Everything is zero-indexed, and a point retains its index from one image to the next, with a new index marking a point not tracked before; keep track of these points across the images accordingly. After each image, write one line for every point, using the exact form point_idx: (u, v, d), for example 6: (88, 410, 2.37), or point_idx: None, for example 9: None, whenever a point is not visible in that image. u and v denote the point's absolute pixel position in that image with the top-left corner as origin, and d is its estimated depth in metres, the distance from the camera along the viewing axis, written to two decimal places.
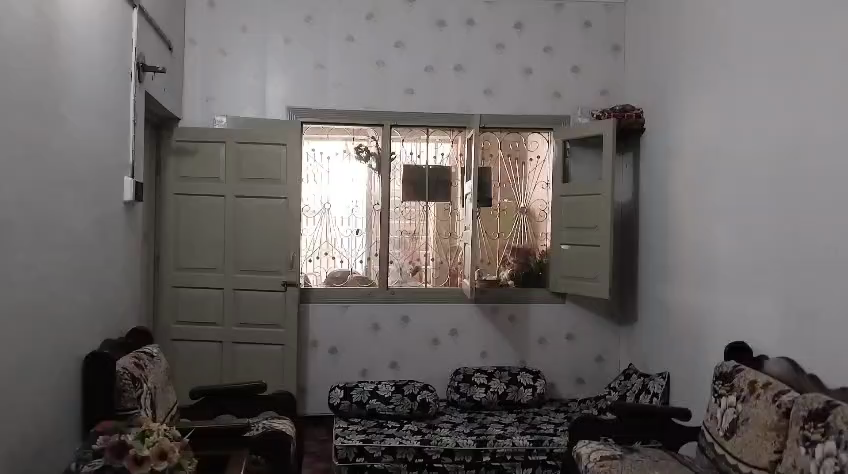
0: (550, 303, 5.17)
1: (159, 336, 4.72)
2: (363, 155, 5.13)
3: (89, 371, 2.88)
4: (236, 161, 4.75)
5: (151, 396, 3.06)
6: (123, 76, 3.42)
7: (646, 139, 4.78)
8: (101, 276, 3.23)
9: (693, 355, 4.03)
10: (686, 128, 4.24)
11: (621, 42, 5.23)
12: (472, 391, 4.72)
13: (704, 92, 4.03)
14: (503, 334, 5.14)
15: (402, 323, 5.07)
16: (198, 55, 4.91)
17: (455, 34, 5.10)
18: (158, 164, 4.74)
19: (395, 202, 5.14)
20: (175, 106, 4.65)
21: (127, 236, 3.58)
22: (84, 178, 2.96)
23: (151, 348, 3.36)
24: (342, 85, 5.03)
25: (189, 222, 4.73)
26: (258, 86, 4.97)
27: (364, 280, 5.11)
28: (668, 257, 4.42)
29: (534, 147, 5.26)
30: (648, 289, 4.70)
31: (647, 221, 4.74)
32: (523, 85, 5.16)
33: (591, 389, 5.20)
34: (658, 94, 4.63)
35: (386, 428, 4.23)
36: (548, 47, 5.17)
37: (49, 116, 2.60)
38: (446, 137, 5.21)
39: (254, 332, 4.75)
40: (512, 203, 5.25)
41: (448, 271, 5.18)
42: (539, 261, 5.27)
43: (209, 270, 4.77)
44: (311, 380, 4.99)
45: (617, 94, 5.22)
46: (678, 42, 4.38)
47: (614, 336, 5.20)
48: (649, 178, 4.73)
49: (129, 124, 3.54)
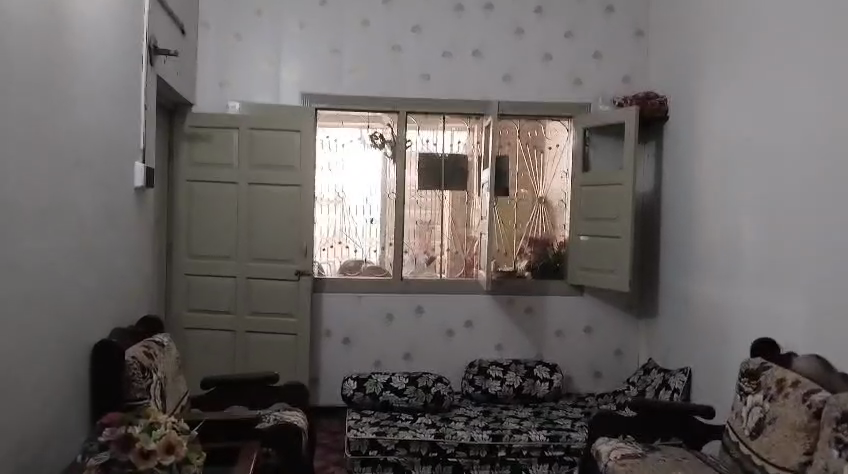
0: (568, 295, 5.06)
1: (171, 324, 4.67)
2: (378, 142, 5.03)
3: (99, 361, 2.83)
4: (250, 147, 4.68)
5: (161, 386, 3.01)
6: (133, 59, 3.34)
7: (669, 127, 4.65)
8: (111, 264, 3.16)
9: (717, 350, 3.91)
10: (712, 117, 4.11)
11: (645, 28, 5.08)
12: (488, 384, 4.63)
13: (731, 79, 3.89)
14: (519, 326, 5.04)
15: (416, 314, 4.98)
16: (212, 40, 4.82)
17: (473, 19, 4.98)
18: (171, 149, 4.67)
19: (411, 191, 5.05)
20: (188, 91, 4.57)
21: (137, 223, 3.51)
22: (93, 162, 2.89)
23: (162, 337, 3.30)
24: (357, 70, 4.93)
25: (202, 209, 4.68)
26: (272, 71, 4.88)
27: (378, 270, 5.03)
28: (691, 250, 4.30)
29: (553, 135, 5.14)
30: (670, 282, 4.57)
31: (670, 212, 4.61)
32: (542, 72, 5.04)
33: (609, 384, 5.09)
34: (683, 81, 4.49)
35: (400, 420, 4.16)
36: (568, 32, 5.03)
37: (56, 100, 2.53)
38: (462, 125, 5.10)
39: (266, 321, 4.68)
40: (530, 192, 5.14)
41: (464, 262, 5.09)
42: (557, 252, 5.16)
43: (221, 257, 4.70)
44: (323, 371, 4.92)
45: (640, 80, 5.08)
46: (705, 26, 4.23)
47: (634, 329, 5.08)
48: (672, 168, 4.59)
49: (140, 108, 3.46)
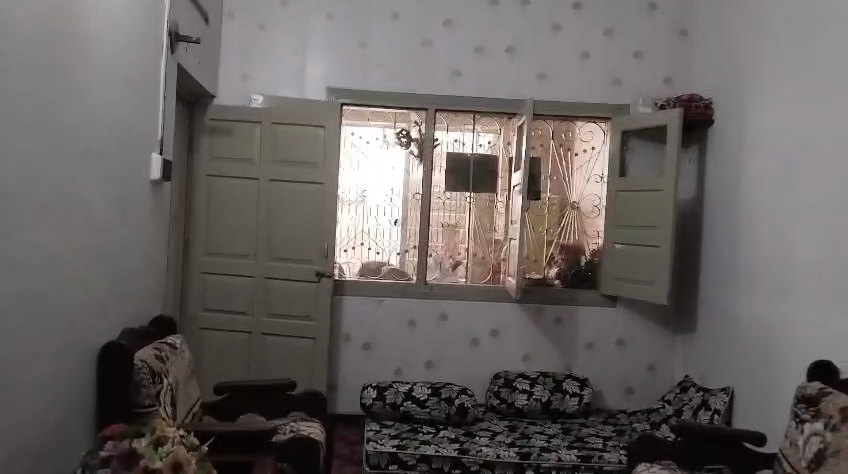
0: (599, 305, 4.82)
1: (185, 324, 4.50)
2: (403, 140, 4.82)
3: (105, 364, 2.64)
4: (272, 142, 4.49)
5: (171, 392, 2.83)
6: (152, 44, 3.16)
7: (715, 131, 4.39)
8: (122, 261, 2.98)
9: (766, 371, 3.64)
10: (762, 120, 3.85)
11: (689, 26, 4.82)
12: (514, 397, 4.42)
13: (786, 80, 3.63)
14: (547, 337, 4.80)
15: (440, 321, 4.77)
16: (236, 29, 4.65)
17: (508, 14, 4.76)
18: (191, 142, 4.50)
19: (438, 192, 4.83)
20: (209, 82, 4.39)
21: (152, 217, 3.33)
22: (104, 153, 2.71)
23: (175, 339, 3.12)
24: (385, 65, 4.73)
25: (222, 206, 4.50)
26: (297, 63, 4.69)
27: (400, 274, 4.81)
28: (736, 263, 4.04)
29: (588, 137, 4.91)
30: (711, 295, 4.32)
31: (713, 221, 4.36)
32: (579, 71, 4.80)
33: (642, 400, 4.83)
34: (729, 84, 4.24)
35: (421, 433, 3.95)
36: (608, 29, 4.80)
37: (64, 80, 2.35)
38: (492, 125, 4.87)
39: (284, 324, 4.49)
40: (562, 198, 4.91)
41: (490, 267, 4.86)
42: (589, 261, 4.92)
43: (239, 256, 4.52)
44: (342, 377, 4.72)
45: (682, 82, 4.83)
46: (755, 24, 3.97)
47: (668, 344, 4.83)
48: (717, 174, 4.34)
49: (158, 98, 3.28)
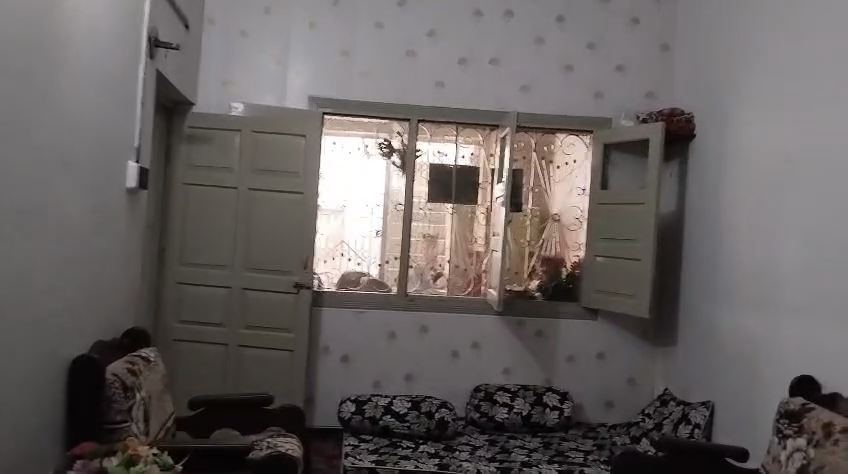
0: (580, 318, 4.81)
1: (159, 336, 4.39)
2: (385, 150, 4.78)
3: (76, 379, 2.54)
4: (252, 150, 4.42)
5: (144, 406, 2.76)
6: (131, 50, 3.09)
7: (696, 146, 4.42)
8: (97, 271, 2.89)
9: (747, 386, 3.64)
10: (743, 135, 3.87)
11: (671, 41, 4.86)
12: (494, 411, 4.38)
13: (767, 96, 3.66)
14: (528, 350, 4.78)
15: (421, 333, 4.71)
16: (217, 36, 4.58)
17: (492, 26, 4.76)
18: (169, 150, 4.42)
19: (420, 203, 4.80)
20: (188, 88, 4.32)
21: (128, 226, 3.25)
22: (80, 159, 2.63)
23: (148, 352, 3.04)
24: (367, 74, 4.69)
25: (199, 215, 4.42)
26: (279, 71, 4.63)
27: (380, 285, 4.76)
28: (716, 276, 4.06)
29: (570, 150, 4.91)
30: (692, 309, 4.33)
31: (693, 234, 4.38)
32: (562, 83, 4.81)
33: (622, 414, 4.82)
34: (711, 99, 4.27)
35: (401, 448, 3.90)
36: (591, 43, 4.82)
37: (39, 83, 2.27)
38: (475, 136, 4.84)
39: (262, 335, 4.41)
40: (543, 210, 4.90)
41: (471, 279, 4.82)
42: (570, 273, 4.90)
43: (217, 266, 4.43)
44: (320, 390, 4.64)
45: (664, 96, 4.86)
46: (737, 41, 4.01)
47: (649, 357, 4.83)
48: (698, 188, 4.37)
49: (136, 104, 3.21)
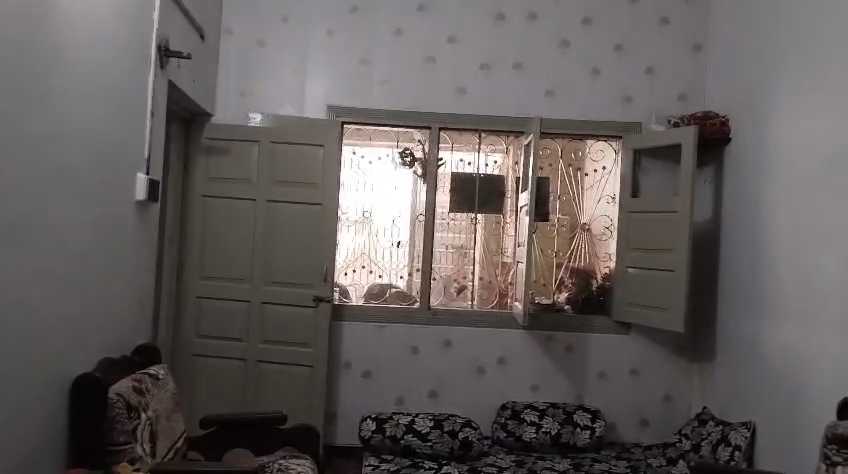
0: (612, 332, 4.59)
1: (178, 350, 4.32)
2: (407, 160, 4.65)
3: (78, 398, 2.46)
4: (269, 162, 4.33)
5: (151, 426, 2.65)
6: (138, 59, 3.02)
7: (732, 150, 4.19)
8: (103, 286, 2.81)
9: (791, 406, 3.40)
10: (785, 137, 3.64)
11: (704, 41, 4.65)
12: (521, 430, 4.20)
13: (811, 95, 3.43)
14: (557, 366, 4.58)
15: (444, 348, 4.56)
16: (235, 45, 4.53)
17: (515, 29, 4.61)
18: (187, 161, 4.36)
19: (442, 213, 4.65)
20: (206, 100, 4.26)
21: (138, 240, 3.17)
22: (81, 170, 2.55)
23: (157, 369, 2.94)
24: (387, 82, 4.58)
25: (217, 228, 4.34)
26: (297, 80, 4.55)
27: (405, 297, 4.62)
28: (757, 289, 3.82)
29: (599, 156, 4.72)
30: (731, 323, 4.09)
31: (730, 244, 4.15)
32: (588, 87, 4.63)
33: (657, 434, 4.59)
34: (748, 100, 4.06)
35: (423, 469, 3.75)
36: (618, 45, 4.64)
37: (32, 93, 2.19)
38: (499, 144, 4.69)
39: (280, 350, 4.30)
40: (571, 220, 4.71)
41: (497, 292, 4.65)
42: (601, 285, 4.70)
43: (235, 280, 4.34)
44: (341, 407, 4.51)
45: (697, 99, 4.65)
46: (775, 38, 3.79)
47: (686, 374, 4.58)
48: (735, 195, 4.14)
49: (145, 116, 3.14)
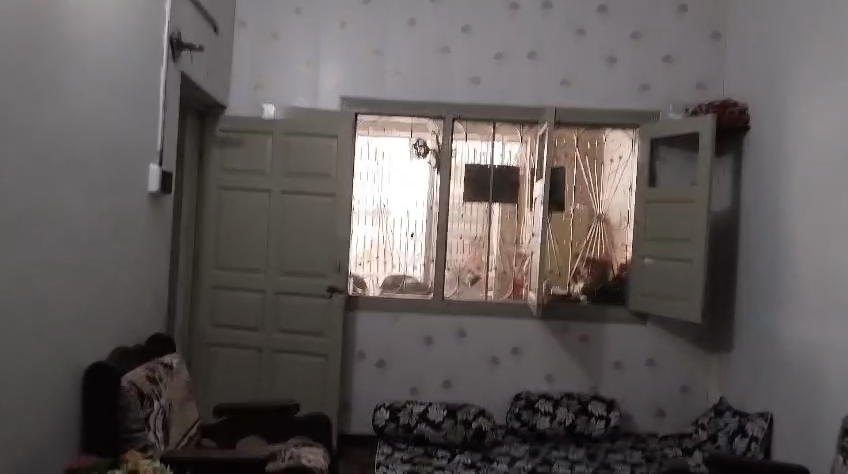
0: (628, 323, 4.56)
1: (195, 340, 4.37)
2: (420, 150, 4.64)
3: (91, 385, 2.51)
4: (284, 153, 4.35)
5: (163, 414, 2.70)
6: (148, 52, 3.05)
7: (752, 138, 4.12)
8: (115, 277, 2.85)
9: (809, 396, 3.35)
10: (804, 124, 3.56)
11: (722, 28, 4.57)
12: (536, 420, 4.20)
13: (830, 80, 3.36)
14: (572, 356, 4.55)
15: (458, 338, 4.56)
16: (248, 38, 4.55)
17: (529, 17, 4.57)
18: (203, 153, 4.40)
19: (456, 204, 4.63)
20: (220, 92, 4.29)
21: (150, 231, 3.20)
22: (91, 162, 2.59)
23: (171, 358, 2.98)
24: (400, 73, 4.57)
25: (233, 219, 4.38)
26: (311, 72, 4.56)
27: (420, 287, 4.62)
28: (775, 278, 3.76)
29: (615, 146, 4.66)
30: (749, 312, 4.03)
31: (749, 233, 4.09)
32: (604, 75, 4.58)
33: (673, 425, 4.55)
34: (766, 87, 3.98)
35: (436, 458, 3.76)
36: (634, 32, 4.57)
37: (41, 85, 2.22)
38: (514, 134, 4.66)
39: (295, 341, 4.33)
40: (587, 209, 4.67)
41: (512, 282, 4.63)
42: (617, 275, 4.66)
43: (251, 271, 4.38)
44: (355, 397, 4.54)
45: (715, 87, 4.58)
46: (794, 22, 3.71)
47: (702, 365, 4.53)
48: (753, 183, 4.07)
49: (157, 109, 3.18)
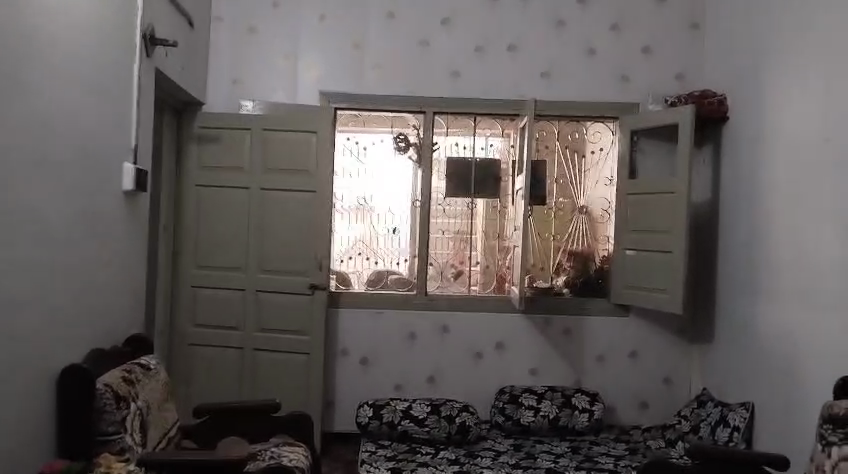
0: (611, 315, 4.56)
1: (175, 340, 4.33)
2: (401, 145, 4.61)
3: (65, 388, 2.46)
4: (262, 149, 4.30)
5: (141, 416, 2.66)
6: (121, 48, 2.99)
7: (729, 129, 4.13)
8: (90, 277, 2.80)
9: (789, 386, 3.36)
10: (782, 114, 3.57)
11: (701, 19, 4.57)
12: (519, 414, 4.18)
13: (808, 70, 3.36)
14: (556, 350, 4.56)
15: (442, 334, 4.54)
16: (226, 31, 4.48)
17: (509, 10, 4.54)
18: (180, 150, 4.34)
19: (438, 199, 4.61)
20: (197, 88, 4.23)
21: (127, 230, 3.15)
22: (64, 161, 2.53)
23: (148, 359, 2.94)
24: (380, 67, 4.53)
25: (212, 217, 4.33)
26: (290, 66, 4.51)
27: (403, 283, 4.59)
28: (755, 269, 3.78)
29: (596, 138, 4.65)
30: (729, 303, 4.04)
31: (728, 224, 4.10)
32: (585, 68, 4.57)
33: (656, 416, 4.57)
34: (745, 78, 3.99)
35: (420, 454, 3.75)
36: (614, 24, 4.56)
37: (10, 84, 2.17)
38: (495, 128, 4.63)
39: (276, 339, 4.29)
40: (569, 202, 4.65)
41: (495, 276, 4.61)
42: (599, 268, 4.66)
43: (230, 269, 4.33)
44: (339, 394, 4.51)
45: (695, 78, 4.58)
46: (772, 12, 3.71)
47: (684, 356, 4.55)
48: (732, 174, 4.08)
49: (132, 105, 3.12)
